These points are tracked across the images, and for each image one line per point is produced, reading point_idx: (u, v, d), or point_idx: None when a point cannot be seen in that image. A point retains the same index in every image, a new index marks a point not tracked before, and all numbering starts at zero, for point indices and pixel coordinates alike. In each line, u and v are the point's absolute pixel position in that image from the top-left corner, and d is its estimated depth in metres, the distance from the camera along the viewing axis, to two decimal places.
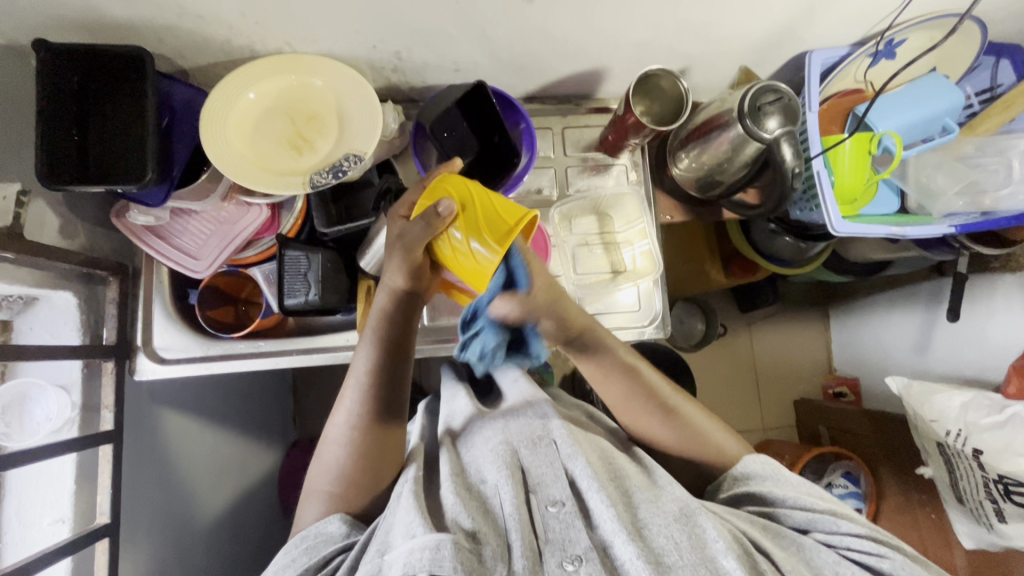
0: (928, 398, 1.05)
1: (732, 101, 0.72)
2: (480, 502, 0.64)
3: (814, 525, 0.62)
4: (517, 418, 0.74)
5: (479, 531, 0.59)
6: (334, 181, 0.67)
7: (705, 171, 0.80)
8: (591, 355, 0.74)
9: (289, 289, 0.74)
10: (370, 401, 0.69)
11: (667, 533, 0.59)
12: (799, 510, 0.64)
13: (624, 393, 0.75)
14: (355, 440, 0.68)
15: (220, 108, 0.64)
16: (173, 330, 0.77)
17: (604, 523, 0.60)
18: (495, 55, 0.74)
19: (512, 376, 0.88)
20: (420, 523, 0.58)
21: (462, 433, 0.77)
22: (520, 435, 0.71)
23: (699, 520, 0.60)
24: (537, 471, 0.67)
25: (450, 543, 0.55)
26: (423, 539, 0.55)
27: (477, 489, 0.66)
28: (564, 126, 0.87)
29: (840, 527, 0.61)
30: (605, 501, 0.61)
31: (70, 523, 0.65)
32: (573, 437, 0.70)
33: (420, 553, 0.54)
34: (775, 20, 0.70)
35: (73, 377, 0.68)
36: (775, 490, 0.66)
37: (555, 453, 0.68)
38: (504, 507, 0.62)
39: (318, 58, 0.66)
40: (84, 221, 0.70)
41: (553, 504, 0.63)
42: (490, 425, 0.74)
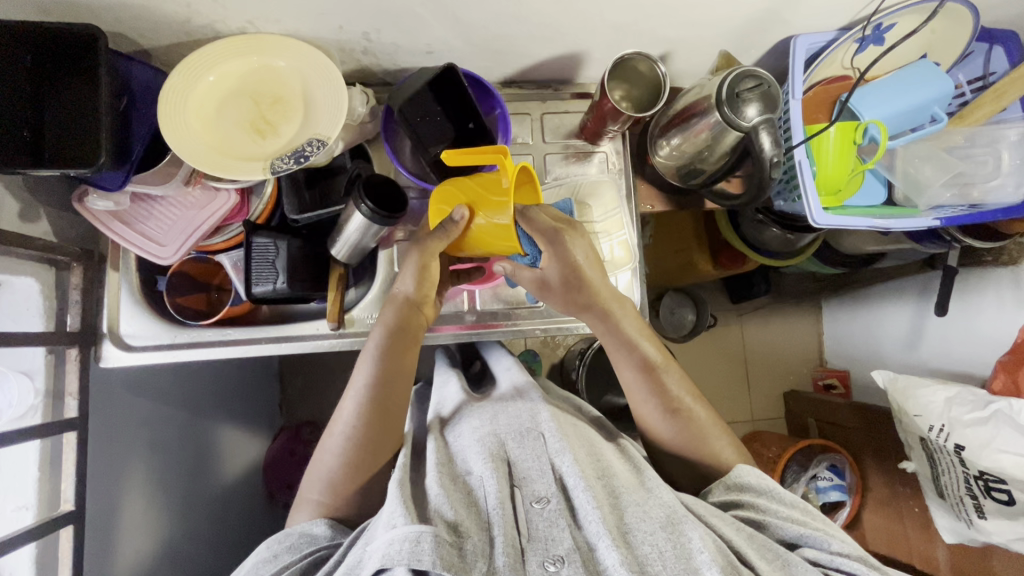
0: (913, 393, 1.04)
1: (711, 87, 0.69)
2: (466, 495, 0.63)
3: (804, 540, 0.61)
4: (506, 408, 0.75)
5: (461, 523, 0.58)
6: (296, 167, 0.64)
7: (685, 159, 0.78)
8: (612, 338, 0.75)
9: (256, 276, 0.73)
10: (367, 415, 0.69)
11: (651, 542, 0.58)
12: (791, 524, 0.63)
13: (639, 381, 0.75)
14: (349, 450, 0.68)
15: (180, 89, 0.62)
16: (139, 317, 0.76)
17: (589, 524, 0.59)
18: (469, 38, 0.71)
19: (506, 365, 0.89)
20: (403, 513, 0.57)
21: (450, 420, 0.77)
22: (508, 428, 0.71)
23: (685, 529, 0.59)
24: (524, 465, 0.66)
25: (431, 537, 0.54)
26: (404, 530, 0.55)
27: (462, 480, 0.66)
28: (543, 111, 0.85)
29: (832, 547, 0.60)
30: (592, 502, 0.60)
31: (33, 510, 0.65)
32: (562, 432, 0.70)
33: (400, 544, 0.54)
34: (758, 3, 0.67)
35: (36, 363, 0.67)
36: (768, 504, 0.66)
37: (544, 448, 0.68)
38: (488, 499, 0.62)
39: (282, 39, 0.64)
40: (45, 205, 0.69)
41: (539, 501, 0.62)
42: (477, 414, 0.75)
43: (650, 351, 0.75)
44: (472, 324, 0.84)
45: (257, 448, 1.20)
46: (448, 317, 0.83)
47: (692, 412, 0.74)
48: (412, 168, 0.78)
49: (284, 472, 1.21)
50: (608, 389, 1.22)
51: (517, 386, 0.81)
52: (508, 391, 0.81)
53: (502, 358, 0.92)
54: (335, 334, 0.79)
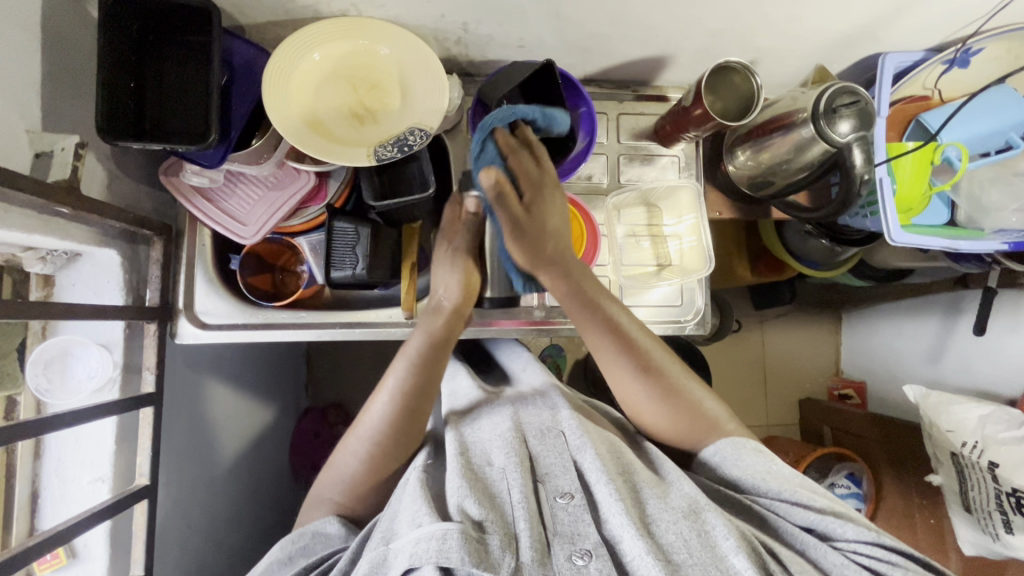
0: (946, 408, 1.07)
1: (805, 101, 0.70)
2: (486, 485, 0.64)
3: (817, 524, 0.60)
4: (529, 407, 0.76)
5: (486, 520, 0.59)
6: (400, 156, 0.64)
7: (762, 170, 0.79)
8: (577, 301, 0.73)
9: (338, 259, 0.73)
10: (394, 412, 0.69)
11: (675, 530, 0.59)
12: (796, 508, 0.61)
13: (616, 349, 0.73)
14: (375, 447, 0.68)
15: (283, 69, 0.61)
16: (215, 296, 0.75)
17: (612, 517, 0.60)
18: (563, 34, 0.71)
19: (523, 363, 0.90)
20: (427, 512, 0.59)
21: (467, 414, 0.77)
22: (529, 425, 0.72)
23: (708, 517, 0.60)
24: (545, 461, 0.67)
25: (458, 533, 0.55)
26: (429, 529, 0.56)
27: (483, 472, 0.66)
28: (619, 112, 0.85)
29: (843, 530, 0.59)
30: (614, 494, 0.60)
31: (108, 483, 0.66)
32: (582, 427, 0.70)
33: (427, 543, 0.55)
34: (858, 19, 0.68)
35: (115, 336, 0.67)
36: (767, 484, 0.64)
37: (563, 444, 0.69)
38: (511, 494, 0.62)
39: (383, 24, 0.63)
40: (130, 177, 0.67)
41: (562, 496, 0.63)
42: (500, 411, 0.75)
43: (620, 316, 0.74)
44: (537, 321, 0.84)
45: (286, 427, 1.20)
46: (515, 312, 0.84)
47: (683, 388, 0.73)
48: None
49: (310, 453, 1.21)
50: None
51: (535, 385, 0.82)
52: (529, 390, 0.81)
53: (518, 354, 0.93)
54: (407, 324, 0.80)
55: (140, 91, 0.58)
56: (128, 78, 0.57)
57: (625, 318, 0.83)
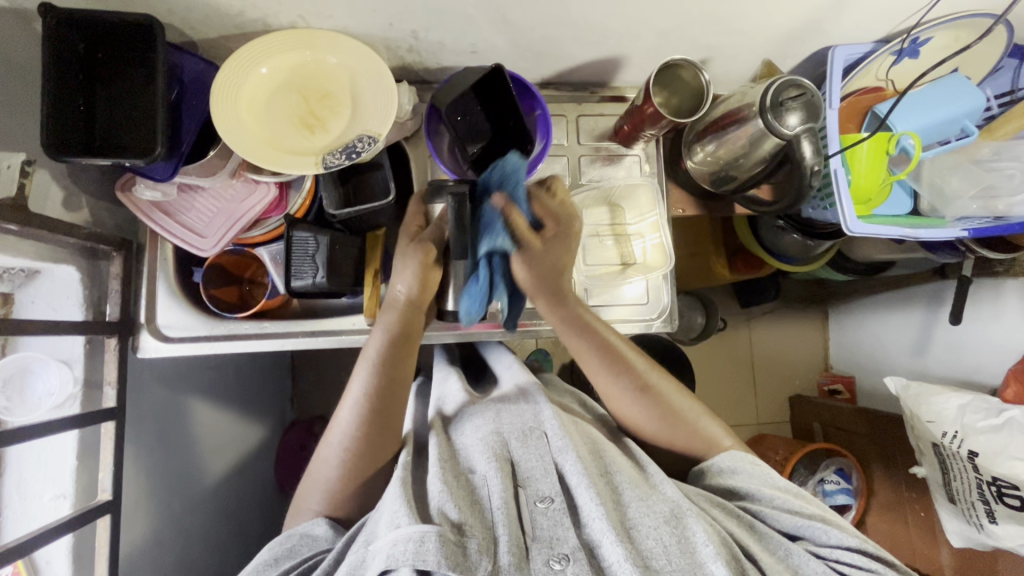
0: (926, 400, 1.06)
1: (754, 96, 0.71)
2: (469, 493, 0.63)
3: (804, 532, 0.62)
4: (509, 410, 0.75)
5: (465, 523, 0.58)
6: (348, 163, 0.65)
7: (720, 165, 0.80)
8: (574, 329, 0.75)
9: (296, 269, 0.73)
10: (363, 414, 0.69)
11: (655, 536, 0.58)
12: (789, 515, 0.63)
13: (603, 367, 0.75)
14: (348, 453, 0.68)
15: (231, 81, 0.62)
16: (177, 308, 0.76)
17: (592, 522, 0.59)
18: (514, 39, 0.72)
19: (506, 363, 0.89)
20: (406, 513, 0.57)
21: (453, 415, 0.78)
22: (512, 427, 0.71)
23: (689, 523, 0.59)
24: (527, 464, 0.67)
25: (436, 537, 0.55)
26: (408, 530, 0.55)
27: (465, 476, 0.65)
28: (579, 114, 0.86)
29: (831, 539, 0.60)
30: (595, 499, 0.60)
31: (71, 499, 0.66)
32: (567, 430, 0.70)
33: (404, 545, 0.54)
34: (803, 14, 0.69)
35: (75, 352, 0.67)
36: (763, 491, 0.66)
37: (546, 448, 0.68)
38: (492, 500, 0.62)
39: (331, 34, 0.64)
40: (87, 193, 0.68)
41: (542, 501, 0.63)
42: (481, 413, 0.75)
43: (610, 336, 0.76)
44: (505, 323, 0.84)
45: (270, 441, 1.19)
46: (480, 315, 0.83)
47: (678, 408, 0.74)
48: (451, 165, 0.77)
49: (295, 465, 1.21)
50: None
51: (517, 385, 0.81)
52: (509, 390, 0.80)
53: (503, 355, 0.92)
54: (371, 331, 0.80)
55: (90, 108, 0.59)
56: (76, 96, 0.58)
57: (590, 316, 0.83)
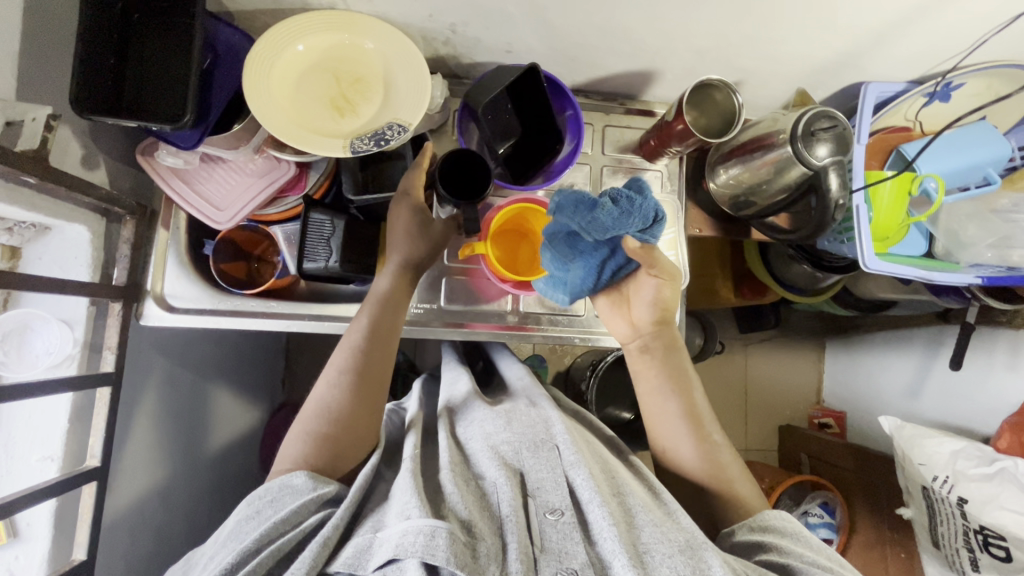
0: (919, 442, 1.06)
1: (784, 123, 0.71)
2: (479, 495, 0.62)
3: None
4: (518, 419, 0.73)
5: (475, 524, 0.57)
6: (375, 150, 0.63)
7: (742, 189, 0.80)
8: (665, 359, 0.75)
9: (310, 251, 0.72)
10: (348, 381, 0.68)
11: (669, 564, 0.56)
12: (818, 569, 0.58)
13: (682, 403, 0.74)
14: (318, 425, 0.66)
15: (267, 54, 0.61)
16: (185, 280, 0.75)
17: (603, 541, 0.58)
18: (551, 42, 0.72)
19: (517, 373, 0.87)
20: (417, 505, 0.57)
21: (460, 410, 0.79)
22: (523, 437, 0.69)
23: (704, 556, 0.57)
24: (536, 475, 0.65)
25: (445, 533, 0.53)
26: (417, 523, 0.54)
27: (475, 483, 0.64)
28: (606, 124, 0.86)
29: None
30: (608, 518, 0.59)
31: (58, 463, 0.64)
32: (576, 444, 0.68)
33: (415, 537, 0.53)
34: (840, 46, 0.69)
35: (77, 313, 0.66)
36: (794, 547, 0.61)
37: (557, 459, 0.66)
38: (500, 505, 0.61)
39: (372, 21, 0.64)
40: (107, 153, 0.67)
41: (551, 512, 0.61)
42: (491, 420, 0.73)
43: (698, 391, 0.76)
44: (512, 325, 0.83)
45: (256, 422, 1.17)
46: (488, 315, 0.82)
47: (726, 464, 0.72)
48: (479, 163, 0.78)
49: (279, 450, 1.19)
50: (611, 401, 1.19)
51: (529, 395, 0.80)
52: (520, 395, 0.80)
53: (512, 364, 0.91)
54: None
55: (120, 69, 0.58)
56: (109, 55, 0.57)
57: (597, 326, 0.84)
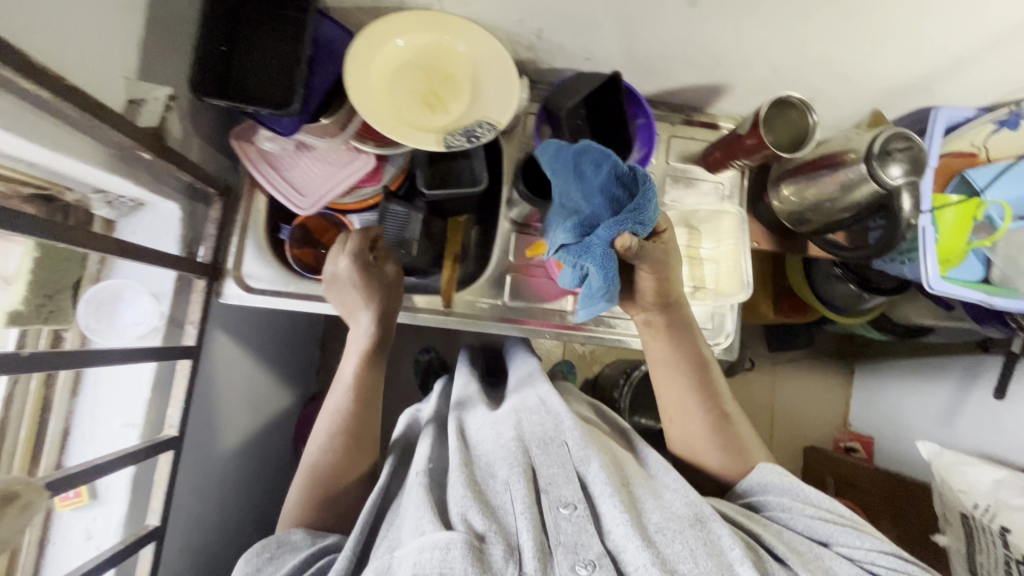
0: (960, 469, 1.06)
1: (859, 142, 0.72)
2: (488, 500, 0.60)
3: (836, 538, 0.62)
4: (529, 416, 0.72)
5: (489, 533, 0.56)
6: (468, 145, 0.66)
7: (802, 206, 0.81)
8: (676, 336, 0.73)
9: (387, 239, 0.78)
10: (347, 401, 0.70)
11: (680, 540, 0.57)
12: (819, 522, 0.63)
13: (693, 391, 0.74)
14: (319, 453, 0.68)
15: (367, 49, 0.64)
16: (262, 261, 0.76)
17: (616, 528, 0.57)
18: (630, 52, 0.74)
19: (526, 368, 0.89)
20: (431, 519, 0.56)
21: (469, 409, 0.78)
22: (533, 434, 0.68)
23: (714, 526, 0.58)
24: (547, 471, 0.63)
25: (462, 544, 0.53)
26: (433, 537, 0.53)
27: (485, 484, 0.62)
28: (670, 134, 0.88)
29: (862, 542, 0.61)
30: (619, 507, 0.58)
31: (138, 430, 0.67)
32: (586, 438, 0.66)
33: (431, 553, 0.52)
34: (916, 68, 0.71)
35: (164, 287, 0.69)
36: (794, 504, 0.65)
37: (567, 455, 0.65)
38: (514, 504, 0.59)
39: (466, 23, 0.66)
40: (203, 136, 0.70)
41: (564, 506, 0.60)
42: (494, 423, 0.72)
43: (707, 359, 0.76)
44: (570, 325, 0.83)
45: (294, 408, 1.19)
46: (552, 314, 0.83)
47: (738, 437, 0.74)
48: None
49: None
50: (647, 410, 1.20)
51: (538, 391, 0.78)
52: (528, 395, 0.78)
53: (525, 364, 0.91)
54: (445, 314, 0.80)
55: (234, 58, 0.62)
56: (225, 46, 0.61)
57: None
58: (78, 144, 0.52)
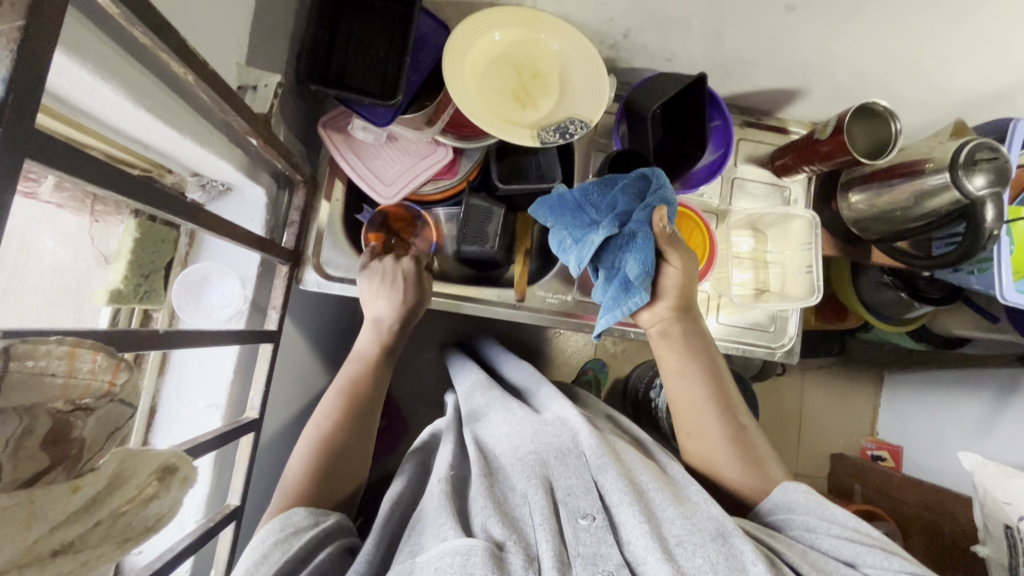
0: (1004, 481, 0.98)
1: (941, 151, 0.72)
2: (506, 509, 0.54)
3: (864, 560, 0.53)
4: (545, 428, 0.66)
5: (509, 541, 0.49)
6: (562, 142, 0.66)
7: (871, 213, 0.81)
8: (690, 339, 0.69)
9: (468, 236, 0.74)
10: (351, 388, 0.67)
11: (703, 554, 0.48)
12: (846, 543, 0.54)
13: (708, 397, 0.68)
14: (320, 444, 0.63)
15: (463, 42, 0.65)
16: (339, 249, 0.77)
17: (635, 540, 0.50)
18: (714, 55, 0.75)
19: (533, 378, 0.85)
20: (454, 526, 0.50)
21: (480, 417, 0.73)
22: (550, 446, 0.62)
23: (736, 542, 0.49)
24: (565, 482, 0.57)
25: (483, 552, 0.47)
26: (455, 543, 0.47)
27: (502, 494, 0.57)
28: (740, 137, 0.88)
29: (892, 565, 0.52)
30: (639, 517, 0.51)
31: (222, 411, 0.68)
32: (606, 448, 0.60)
33: (449, 560, 0.46)
34: (1002, 79, 0.71)
35: (250, 271, 0.70)
36: (818, 523, 0.57)
37: (585, 466, 0.59)
38: (533, 516, 0.53)
39: (557, 21, 0.67)
40: (292, 123, 0.71)
41: (583, 517, 0.53)
42: (510, 428, 0.67)
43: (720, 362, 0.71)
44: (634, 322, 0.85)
45: None
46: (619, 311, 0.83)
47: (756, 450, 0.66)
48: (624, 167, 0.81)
49: None
50: None
51: (554, 406, 0.72)
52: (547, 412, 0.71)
53: (535, 374, 0.86)
54: (515, 306, 0.81)
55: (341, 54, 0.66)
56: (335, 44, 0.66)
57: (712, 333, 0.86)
58: (199, 128, 0.54)
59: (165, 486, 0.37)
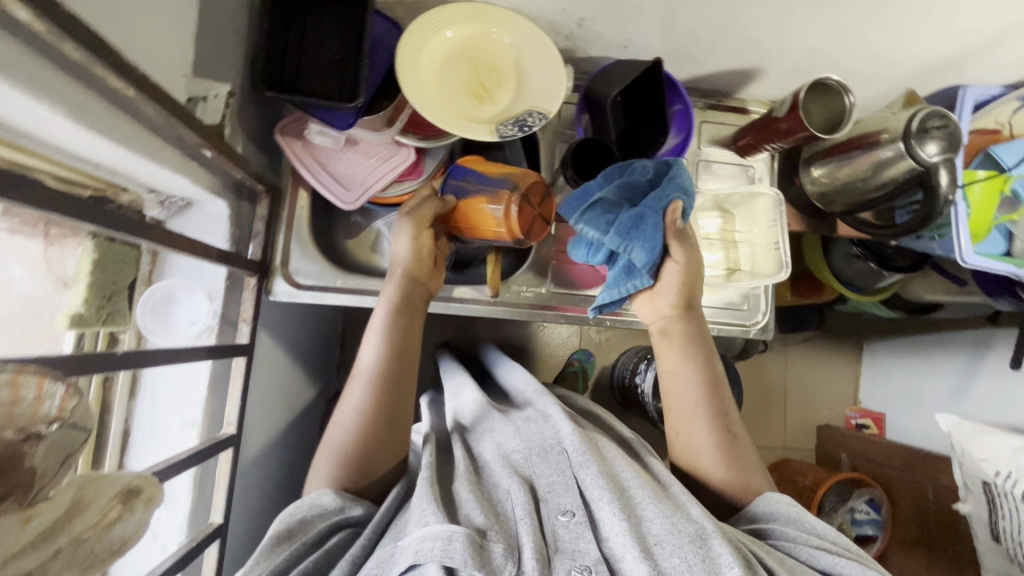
0: (979, 438, 1.01)
1: (894, 122, 0.73)
2: (490, 502, 0.55)
3: (838, 568, 0.54)
4: (528, 424, 0.67)
5: (489, 528, 0.50)
6: (520, 135, 0.66)
7: (834, 186, 0.83)
8: (694, 342, 0.70)
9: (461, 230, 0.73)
10: (376, 381, 0.64)
11: (680, 556, 0.48)
12: (822, 553, 0.55)
13: (706, 395, 0.68)
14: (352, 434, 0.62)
15: (417, 41, 0.64)
16: (307, 256, 0.76)
17: (613, 537, 0.50)
18: (668, 39, 0.75)
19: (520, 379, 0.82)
20: (435, 512, 0.51)
21: (472, 422, 0.72)
22: (532, 442, 0.63)
23: (714, 544, 0.49)
24: (546, 479, 0.57)
25: (464, 537, 0.48)
26: (435, 528, 0.48)
27: (486, 490, 0.57)
28: (702, 120, 0.89)
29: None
30: (618, 514, 0.51)
31: (197, 429, 0.67)
32: (587, 445, 0.60)
33: (431, 543, 0.47)
34: (948, 48, 0.73)
35: (217, 285, 0.69)
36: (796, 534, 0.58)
37: (567, 462, 0.59)
38: (514, 508, 0.54)
39: (509, 14, 0.67)
40: (250, 133, 0.71)
41: (563, 514, 0.53)
42: (502, 427, 0.67)
43: (719, 368, 0.71)
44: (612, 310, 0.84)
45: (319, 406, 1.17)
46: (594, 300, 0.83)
47: (743, 456, 0.67)
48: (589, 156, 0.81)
49: None
50: None
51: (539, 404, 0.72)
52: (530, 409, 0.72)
53: (518, 372, 0.85)
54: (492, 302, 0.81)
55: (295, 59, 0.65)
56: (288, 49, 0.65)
57: None
58: (148, 144, 0.53)
59: (128, 509, 0.37)
